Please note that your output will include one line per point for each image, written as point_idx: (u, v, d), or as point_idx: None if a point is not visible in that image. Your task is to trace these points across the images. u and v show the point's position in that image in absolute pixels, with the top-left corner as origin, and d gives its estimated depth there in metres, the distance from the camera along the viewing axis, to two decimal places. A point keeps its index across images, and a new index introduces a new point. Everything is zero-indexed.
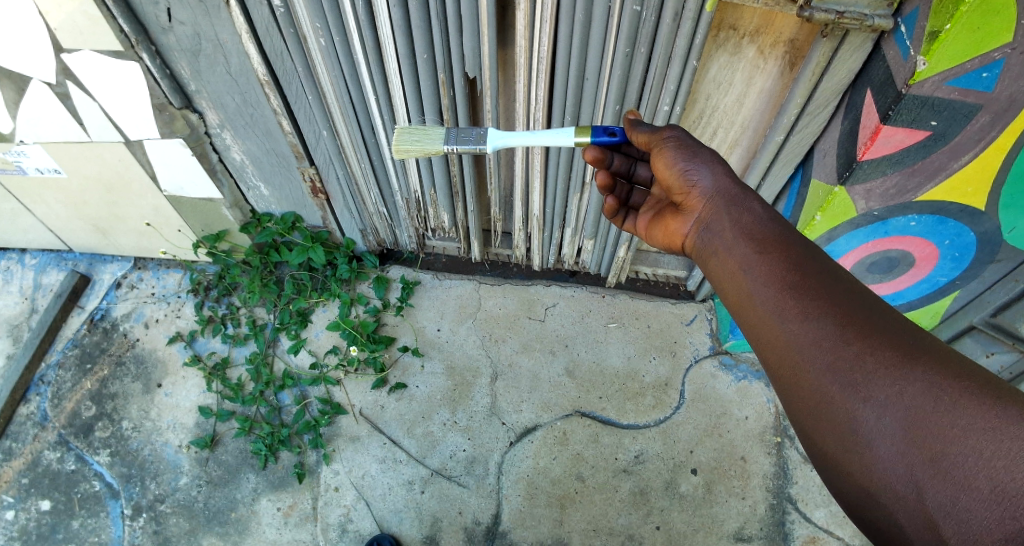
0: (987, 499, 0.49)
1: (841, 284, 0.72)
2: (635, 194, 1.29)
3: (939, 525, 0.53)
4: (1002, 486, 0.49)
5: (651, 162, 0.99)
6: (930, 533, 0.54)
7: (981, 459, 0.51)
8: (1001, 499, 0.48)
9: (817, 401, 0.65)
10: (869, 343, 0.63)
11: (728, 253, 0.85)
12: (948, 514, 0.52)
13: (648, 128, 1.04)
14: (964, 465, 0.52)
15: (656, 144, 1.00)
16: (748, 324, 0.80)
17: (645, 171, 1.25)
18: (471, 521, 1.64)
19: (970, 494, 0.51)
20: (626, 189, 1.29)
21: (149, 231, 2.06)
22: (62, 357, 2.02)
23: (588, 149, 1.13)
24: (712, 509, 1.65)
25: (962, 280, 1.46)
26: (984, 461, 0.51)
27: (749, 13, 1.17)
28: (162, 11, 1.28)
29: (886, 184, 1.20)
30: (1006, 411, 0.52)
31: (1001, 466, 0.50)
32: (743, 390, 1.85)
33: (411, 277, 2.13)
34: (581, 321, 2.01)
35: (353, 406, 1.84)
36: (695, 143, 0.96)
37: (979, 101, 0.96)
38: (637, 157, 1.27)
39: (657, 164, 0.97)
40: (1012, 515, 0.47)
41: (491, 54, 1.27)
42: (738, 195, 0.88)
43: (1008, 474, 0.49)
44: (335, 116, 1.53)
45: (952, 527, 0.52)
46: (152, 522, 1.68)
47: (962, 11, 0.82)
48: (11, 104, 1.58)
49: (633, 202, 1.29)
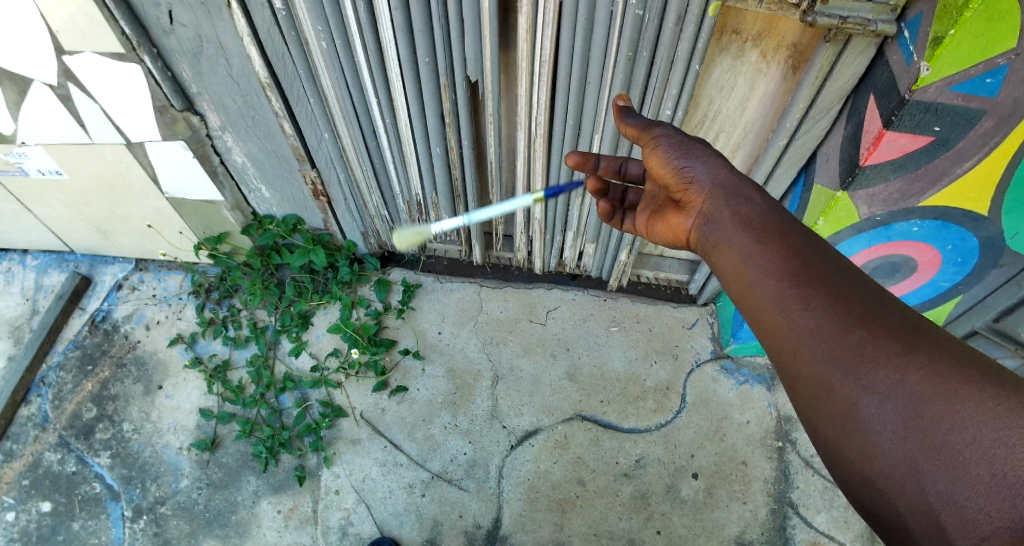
0: (988, 489, 0.49)
1: (841, 271, 0.72)
2: (629, 193, 1.28)
3: (939, 515, 0.53)
4: (1002, 474, 0.49)
5: (644, 160, 1.04)
6: (931, 525, 0.53)
7: (981, 448, 0.51)
8: (1001, 488, 0.48)
9: (817, 390, 0.65)
10: (870, 332, 0.63)
11: (728, 242, 0.84)
12: (948, 503, 0.52)
13: (637, 119, 1.08)
14: (965, 453, 0.52)
15: (646, 140, 1.04)
16: (748, 315, 0.79)
17: (637, 168, 1.27)
18: (472, 525, 1.64)
19: (969, 483, 0.51)
20: (620, 190, 1.29)
21: (150, 232, 2.06)
22: (63, 358, 2.02)
23: (569, 154, 1.25)
24: (713, 514, 1.65)
25: (965, 284, 1.46)
26: (984, 450, 0.51)
27: (752, 17, 1.16)
28: (163, 14, 1.28)
29: (889, 189, 1.19)
30: (1006, 400, 0.52)
31: (1001, 455, 0.50)
32: (745, 394, 1.85)
33: (412, 279, 2.13)
34: (583, 324, 2.01)
35: (354, 409, 1.84)
36: (687, 138, 0.99)
37: (983, 106, 0.95)
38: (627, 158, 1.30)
39: (652, 159, 1.01)
40: (1012, 504, 0.47)
41: (493, 58, 1.27)
42: (737, 186, 0.88)
43: (1008, 462, 0.49)
44: (336, 118, 1.52)
45: (952, 518, 0.51)
46: (153, 524, 1.68)
47: (967, 16, 0.81)
48: (12, 106, 1.58)
49: (630, 201, 1.29)
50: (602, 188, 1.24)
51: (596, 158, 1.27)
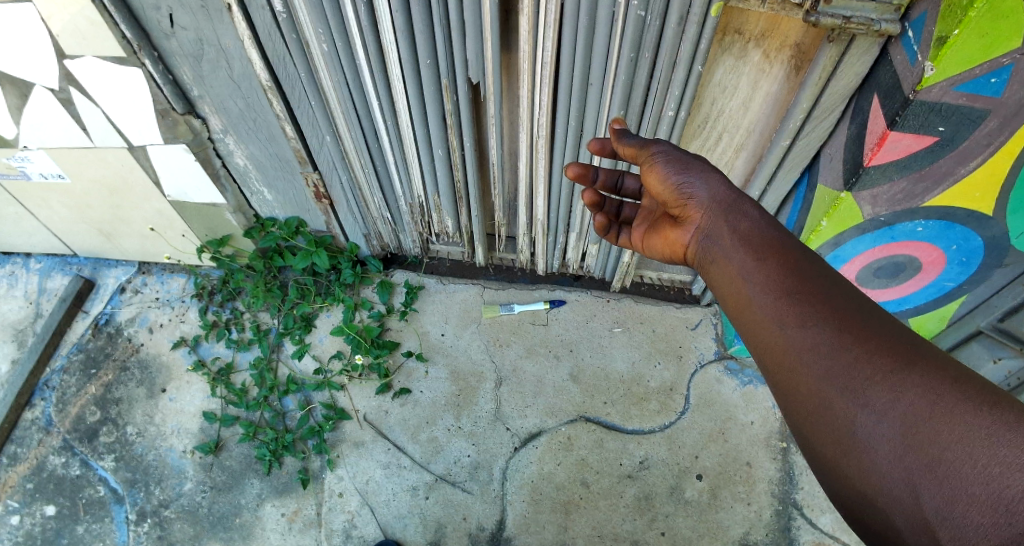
0: (984, 505, 0.49)
1: (839, 288, 0.72)
2: (625, 208, 1.28)
3: (935, 530, 0.52)
4: (999, 493, 0.49)
5: (641, 177, 1.01)
6: (926, 538, 0.53)
7: (977, 465, 0.51)
8: (998, 506, 0.48)
9: (815, 406, 0.65)
10: (868, 350, 0.63)
11: (727, 259, 0.84)
12: (944, 519, 0.51)
13: (634, 139, 1.05)
14: (961, 470, 0.52)
15: (643, 157, 1.01)
16: (747, 333, 0.79)
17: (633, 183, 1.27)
18: (476, 527, 1.64)
19: (966, 499, 0.50)
20: (616, 204, 1.28)
21: (153, 235, 2.07)
22: (67, 362, 2.02)
23: (570, 165, 1.21)
24: (718, 515, 1.65)
25: (970, 284, 1.45)
26: (980, 467, 0.51)
27: (755, 17, 1.16)
28: (164, 17, 1.28)
29: (893, 190, 1.18)
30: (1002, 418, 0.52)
31: (998, 472, 0.50)
32: (749, 395, 1.84)
33: (415, 281, 2.13)
34: (586, 325, 2.00)
35: (357, 411, 1.84)
36: (684, 155, 0.97)
37: (988, 105, 0.94)
38: (623, 171, 1.29)
39: (648, 177, 0.99)
40: (1009, 521, 0.47)
41: (493, 60, 1.26)
42: (734, 202, 0.88)
43: (1002, 480, 0.49)
44: (339, 122, 1.53)
45: (948, 533, 0.51)
46: (157, 527, 1.69)
47: (971, 16, 0.81)
48: (14, 110, 1.59)
49: (625, 215, 1.29)
50: (598, 202, 1.22)
51: (595, 171, 1.24)
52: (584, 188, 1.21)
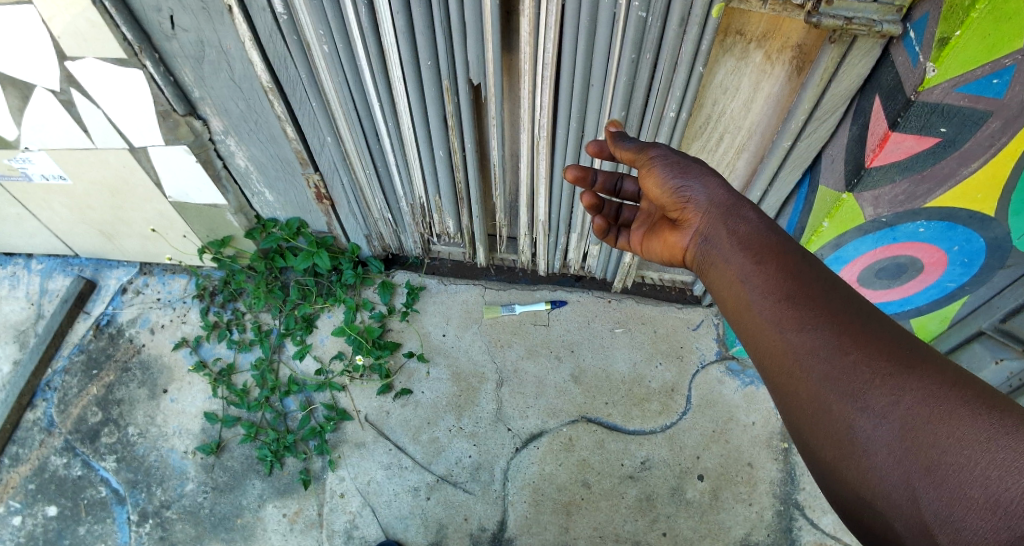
0: (982, 508, 0.49)
1: (837, 291, 0.72)
2: (624, 210, 1.27)
3: (934, 532, 0.52)
4: (997, 496, 0.49)
5: (640, 180, 1.01)
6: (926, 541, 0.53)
7: (976, 467, 0.51)
8: (996, 508, 0.48)
9: (815, 409, 0.65)
10: (867, 353, 0.63)
11: (727, 262, 0.84)
12: (944, 522, 0.51)
13: (632, 142, 1.05)
14: (959, 472, 0.52)
15: (641, 160, 1.01)
16: (747, 336, 0.79)
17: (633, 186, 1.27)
18: (477, 528, 1.64)
19: (965, 502, 0.50)
20: (615, 207, 1.28)
21: (154, 236, 2.07)
22: (68, 363, 2.02)
23: (568, 169, 1.20)
24: (719, 516, 1.65)
25: (971, 285, 1.45)
26: (979, 469, 0.51)
27: (756, 18, 1.16)
28: (164, 19, 1.28)
29: (895, 191, 1.18)
30: (1001, 421, 0.53)
31: (997, 474, 0.50)
32: (750, 396, 1.84)
33: (416, 282, 2.12)
34: (587, 326, 2.00)
35: (358, 412, 1.84)
36: (682, 158, 0.97)
37: (989, 107, 0.95)
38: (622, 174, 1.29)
39: (647, 181, 0.99)
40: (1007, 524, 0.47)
41: (494, 61, 1.26)
42: (733, 205, 0.88)
43: (999, 483, 0.49)
44: (340, 125, 1.54)
45: (947, 535, 0.51)
46: (159, 527, 1.69)
47: (973, 17, 0.81)
48: (15, 111, 1.59)
49: (624, 217, 1.28)
50: (597, 205, 1.21)
51: (593, 174, 1.23)
52: (583, 191, 1.20)
